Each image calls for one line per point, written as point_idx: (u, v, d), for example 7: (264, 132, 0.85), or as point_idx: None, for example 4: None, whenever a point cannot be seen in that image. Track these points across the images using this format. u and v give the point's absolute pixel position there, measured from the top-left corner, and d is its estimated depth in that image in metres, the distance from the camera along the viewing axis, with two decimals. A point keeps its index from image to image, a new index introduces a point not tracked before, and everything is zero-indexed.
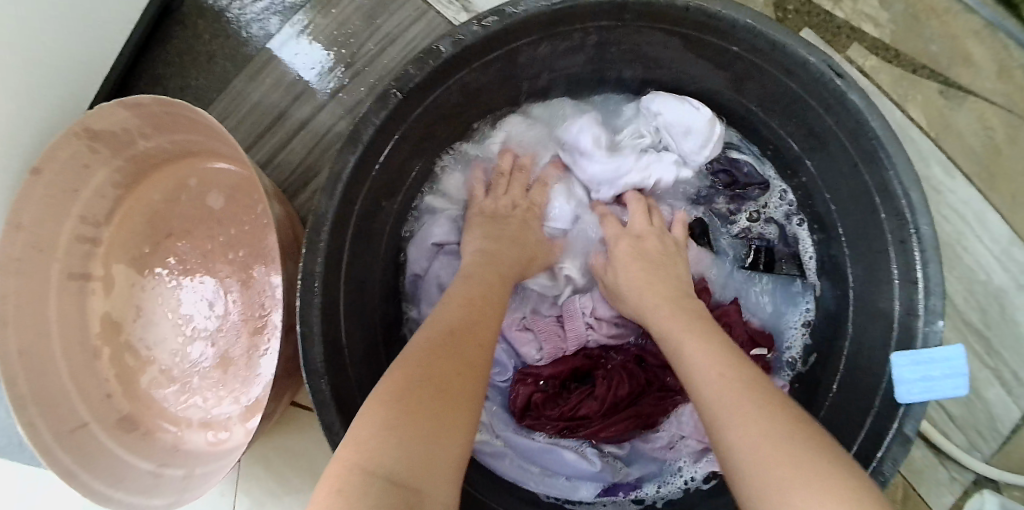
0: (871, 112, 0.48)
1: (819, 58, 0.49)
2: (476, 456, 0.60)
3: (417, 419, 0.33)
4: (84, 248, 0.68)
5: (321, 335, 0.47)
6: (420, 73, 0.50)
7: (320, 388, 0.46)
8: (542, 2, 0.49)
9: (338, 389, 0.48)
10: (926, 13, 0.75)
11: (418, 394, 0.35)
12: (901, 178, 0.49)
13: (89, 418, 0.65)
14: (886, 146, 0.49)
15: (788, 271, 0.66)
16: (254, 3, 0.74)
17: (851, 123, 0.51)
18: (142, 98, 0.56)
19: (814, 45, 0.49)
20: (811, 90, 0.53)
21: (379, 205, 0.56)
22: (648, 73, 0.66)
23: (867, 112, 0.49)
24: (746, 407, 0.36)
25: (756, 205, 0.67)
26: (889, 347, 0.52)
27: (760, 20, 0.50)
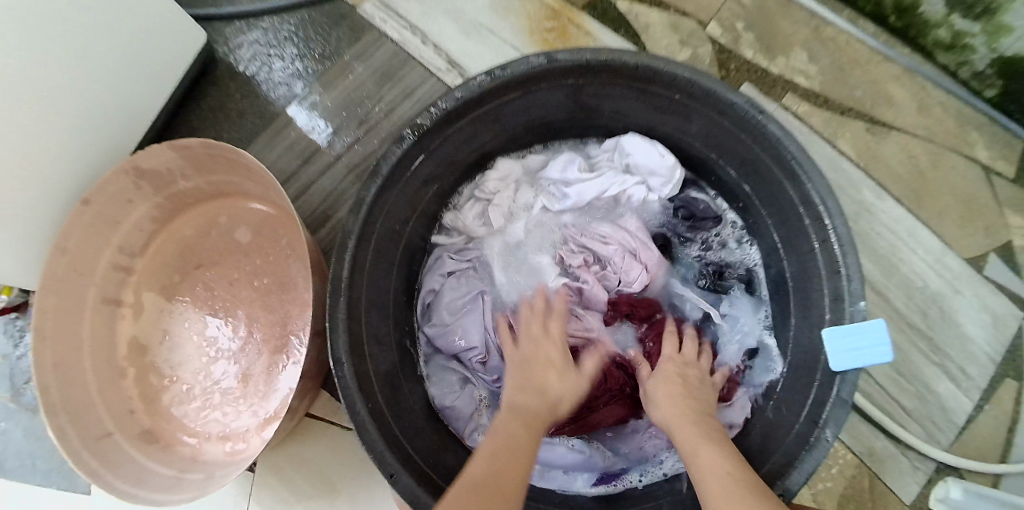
0: (787, 139, 0.59)
1: (743, 99, 0.60)
2: None
3: None
4: (118, 276, 0.75)
5: (342, 331, 0.55)
6: (428, 122, 0.61)
7: (339, 374, 0.53)
8: (523, 65, 0.61)
9: (357, 376, 0.55)
10: (850, 64, 0.87)
11: None
12: (815, 189, 0.58)
13: (113, 429, 0.70)
14: (801, 164, 0.59)
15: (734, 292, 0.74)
16: (282, 69, 0.87)
17: (773, 151, 0.62)
18: (190, 142, 0.67)
19: (739, 90, 0.61)
20: (740, 126, 0.64)
21: (394, 228, 0.66)
22: (609, 122, 0.77)
23: (784, 139, 0.59)
24: None
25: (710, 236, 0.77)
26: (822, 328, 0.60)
27: (697, 73, 0.61)
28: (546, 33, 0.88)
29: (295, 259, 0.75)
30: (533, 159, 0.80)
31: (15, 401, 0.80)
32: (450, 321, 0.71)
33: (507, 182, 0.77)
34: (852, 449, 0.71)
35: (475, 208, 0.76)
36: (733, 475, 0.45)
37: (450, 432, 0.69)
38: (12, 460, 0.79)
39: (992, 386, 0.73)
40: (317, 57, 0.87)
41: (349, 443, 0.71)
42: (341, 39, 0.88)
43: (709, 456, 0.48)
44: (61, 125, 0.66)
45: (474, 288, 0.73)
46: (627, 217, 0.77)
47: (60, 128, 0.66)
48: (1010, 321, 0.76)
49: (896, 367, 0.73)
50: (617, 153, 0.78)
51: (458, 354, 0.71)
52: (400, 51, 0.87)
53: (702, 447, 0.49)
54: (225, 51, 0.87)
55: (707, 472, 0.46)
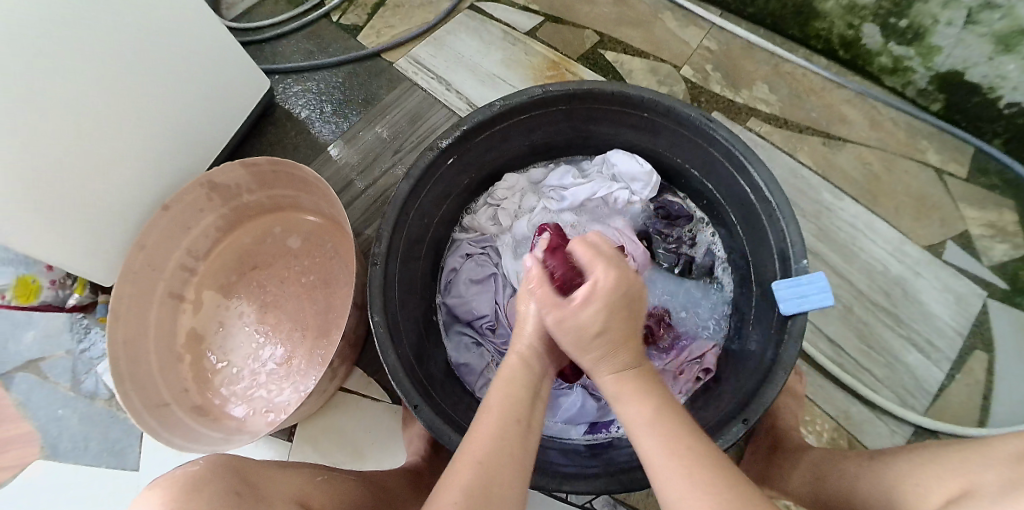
0: (732, 138, 0.72)
1: (696, 112, 0.74)
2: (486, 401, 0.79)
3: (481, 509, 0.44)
4: (184, 275, 0.89)
5: (379, 291, 0.67)
6: (449, 139, 0.75)
7: (376, 325, 0.65)
8: (522, 96, 0.77)
9: (387, 328, 0.66)
10: (806, 92, 1.00)
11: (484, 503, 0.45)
12: (762, 178, 0.70)
13: (169, 400, 0.82)
14: (745, 156, 0.71)
15: (704, 278, 0.86)
16: (330, 112, 1.05)
17: (723, 149, 0.74)
18: (259, 160, 0.84)
19: (693, 105, 0.75)
20: (696, 135, 0.77)
21: (421, 223, 0.79)
22: (597, 144, 0.91)
23: (730, 139, 0.73)
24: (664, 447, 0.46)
25: (684, 232, 0.89)
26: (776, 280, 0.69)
27: (659, 95, 0.75)
28: (547, 80, 1.04)
29: (337, 259, 0.89)
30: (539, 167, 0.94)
31: (74, 390, 0.91)
32: (468, 295, 0.84)
33: (515, 189, 0.91)
34: (830, 414, 0.76)
35: (489, 212, 0.90)
36: (658, 419, 0.47)
37: (463, 387, 0.80)
38: (66, 444, 0.89)
39: (962, 358, 0.78)
40: (360, 102, 1.05)
41: (377, 415, 0.83)
42: (381, 88, 1.06)
43: (635, 408, 0.49)
44: (148, 147, 0.83)
45: (488, 271, 0.86)
46: (614, 217, 0.90)
47: (144, 149, 0.83)
48: (973, 300, 0.82)
49: (863, 339, 0.80)
50: (605, 165, 0.91)
51: (472, 321, 0.84)
52: (429, 96, 1.05)
53: (628, 400, 0.50)
54: (282, 100, 1.06)
55: (634, 418, 0.48)
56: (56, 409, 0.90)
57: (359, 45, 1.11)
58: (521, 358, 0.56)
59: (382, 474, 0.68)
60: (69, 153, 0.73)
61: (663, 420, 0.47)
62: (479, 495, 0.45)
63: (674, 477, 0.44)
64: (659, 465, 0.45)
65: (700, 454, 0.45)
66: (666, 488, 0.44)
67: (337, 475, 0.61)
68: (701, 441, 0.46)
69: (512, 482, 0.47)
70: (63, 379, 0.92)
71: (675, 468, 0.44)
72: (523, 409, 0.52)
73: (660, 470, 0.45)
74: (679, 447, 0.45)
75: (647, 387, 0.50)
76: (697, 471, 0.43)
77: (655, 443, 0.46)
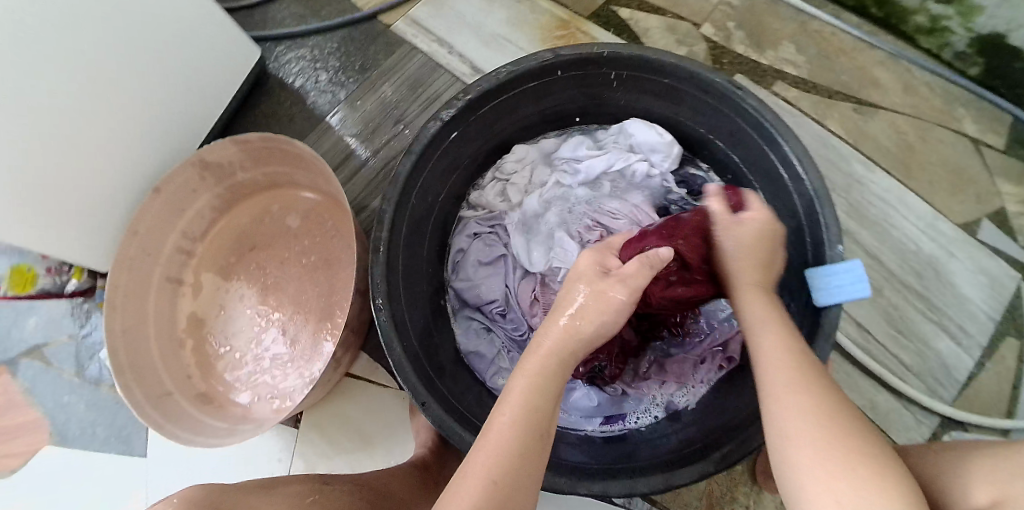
0: (763, 109, 0.66)
1: (723, 79, 0.68)
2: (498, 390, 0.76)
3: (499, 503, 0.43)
4: (181, 258, 0.86)
5: (383, 279, 0.63)
6: (455, 109, 0.69)
7: (380, 317, 0.61)
8: (533, 60, 0.70)
9: (393, 318, 0.63)
10: (836, 53, 0.92)
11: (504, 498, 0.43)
12: (795, 152, 0.65)
13: (173, 389, 0.80)
14: (778, 130, 0.66)
15: None
16: (327, 78, 0.99)
17: (754, 120, 0.69)
18: (250, 136, 0.79)
19: (719, 71, 0.68)
20: (723, 103, 0.71)
21: (425, 201, 0.74)
22: (613, 110, 0.84)
23: (760, 109, 0.67)
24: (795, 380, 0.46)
25: None
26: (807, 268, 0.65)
27: (683, 59, 0.69)
28: (557, 40, 0.97)
29: (337, 239, 0.85)
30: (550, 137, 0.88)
31: (79, 376, 0.89)
32: (477, 277, 0.81)
33: (524, 162, 0.86)
34: (856, 404, 0.75)
35: (497, 188, 0.85)
36: (799, 357, 0.48)
37: (473, 375, 0.78)
38: (75, 429, 0.88)
39: (994, 344, 0.77)
40: (358, 68, 0.99)
41: (384, 401, 0.81)
42: (378, 52, 0.99)
43: (773, 345, 0.50)
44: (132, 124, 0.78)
45: (497, 251, 0.82)
46: (632, 192, 0.84)
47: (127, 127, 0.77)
48: (1006, 282, 0.79)
49: (895, 325, 0.78)
50: (622, 135, 0.85)
51: (481, 306, 0.80)
52: (430, 61, 0.98)
53: (766, 336, 0.50)
54: (276, 67, 1.00)
55: (773, 352, 0.49)
56: (62, 395, 0.89)
57: (353, 6, 1.03)
58: (586, 324, 0.53)
59: (381, 476, 0.67)
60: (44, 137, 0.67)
61: (803, 361, 0.48)
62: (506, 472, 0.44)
63: (806, 407, 0.44)
64: (780, 387, 0.46)
65: (833, 397, 0.45)
66: (784, 420, 0.44)
67: (331, 491, 0.59)
68: (834, 389, 0.46)
69: (528, 476, 0.45)
70: (67, 365, 0.90)
71: (804, 399, 0.44)
72: (548, 406, 0.48)
73: (789, 398, 0.45)
74: (812, 385, 0.45)
75: (789, 332, 0.51)
76: (826, 406, 0.44)
77: (789, 376, 0.46)
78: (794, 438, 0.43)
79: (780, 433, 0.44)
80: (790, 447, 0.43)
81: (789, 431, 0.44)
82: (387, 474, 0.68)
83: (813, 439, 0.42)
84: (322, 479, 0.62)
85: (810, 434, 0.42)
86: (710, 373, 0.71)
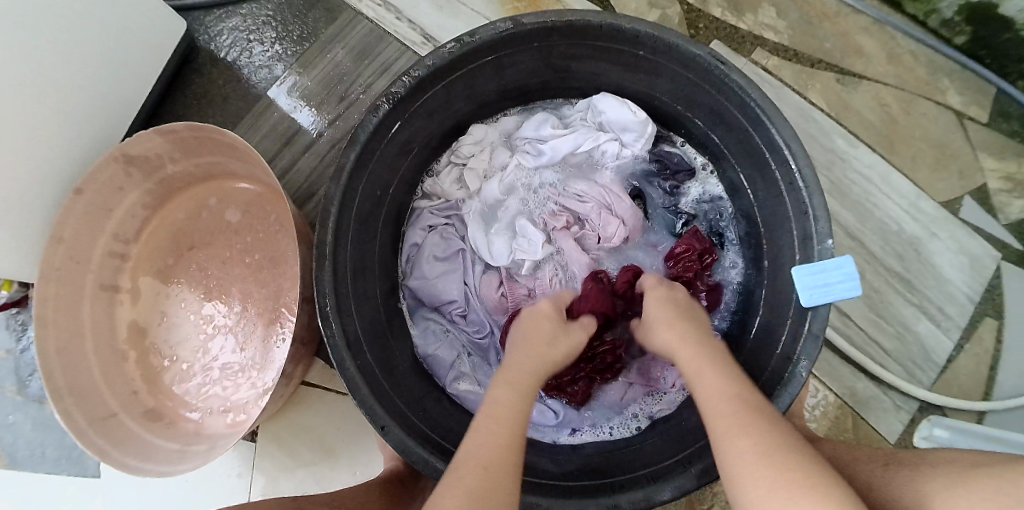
0: (749, 88, 0.59)
1: (705, 52, 0.59)
2: (459, 399, 0.69)
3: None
4: (114, 263, 0.77)
5: (331, 290, 0.55)
6: (401, 90, 0.59)
7: (328, 334, 0.54)
8: (491, 30, 0.60)
9: (346, 335, 0.56)
10: (818, 18, 0.85)
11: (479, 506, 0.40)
12: (781, 135, 0.58)
13: (118, 409, 0.73)
14: (765, 112, 0.59)
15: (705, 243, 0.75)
16: (263, 52, 0.88)
17: (736, 99, 0.61)
18: (176, 126, 0.69)
19: (700, 43, 0.60)
20: (704, 79, 0.63)
21: (375, 193, 0.65)
22: (581, 83, 0.75)
23: (746, 87, 0.59)
24: (730, 409, 0.44)
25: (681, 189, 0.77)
26: (794, 262, 0.61)
27: (662, 30, 0.60)
28: (518, 3, 0.87)
29: (284, 234, 0.77)
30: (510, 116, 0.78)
31: (21, 393, 0.82)
32: (432, 275, 0.73)
33: (483, 144, 0.76)
34: (836, 390, 0.74)
35: (453, 173, 0.76)
36: (739, 397, 0.45)
37: (433, 381, 0.70)
38: (24, 450, 0.80)
39: (972, 325, 0.76)
40: (298, 39, 0.88)
41: (345, 409, 0.76)
42: (319, 20, 0.89)
43: (709, 385, 0.47)
44: (36, 118, 0.67)
45: (455, 246, 0.74)
46: (601, 173, 0.76)
47: (33, 121, 0.67)
48: (987, 263, 0.78)
49: (875, 308, 0.77)
50: (590, 111, 0.76)
51: (440, 306, 0.74)
52: (376, 28, 0.88)
53: (700, 379, 0.48)
54: (205, 40, 0.89)
55: (708, 394, 0.46)
56: (6, 415, 0.81)
57: None
58: (535, 369, 0.52)
59: (353, 493, 0.64)
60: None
61: (741, 401, 0.44)
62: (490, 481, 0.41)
63: (748, 447, 0.40)
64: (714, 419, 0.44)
65: (776, 433, 0.41)
66: (727, 461, 0.41)
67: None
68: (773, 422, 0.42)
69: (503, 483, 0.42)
70: (8, 382, 0.82)
71: (747, 439, 0.41)
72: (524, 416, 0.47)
73: (733, 440, 0.41)
74: (751, 424, 0.42)
75: (726, 371, 0.48)
76: (766, 442, 0.40)
77: (725, 417, 0.43)
78: (738, 481, 0.39)
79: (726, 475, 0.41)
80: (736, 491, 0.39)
81: (732, 474, 0.40)
82: (361, 490, 0.64)
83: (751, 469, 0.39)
84: (296, 505, 0.59)
85: (753, 473, 0.39)
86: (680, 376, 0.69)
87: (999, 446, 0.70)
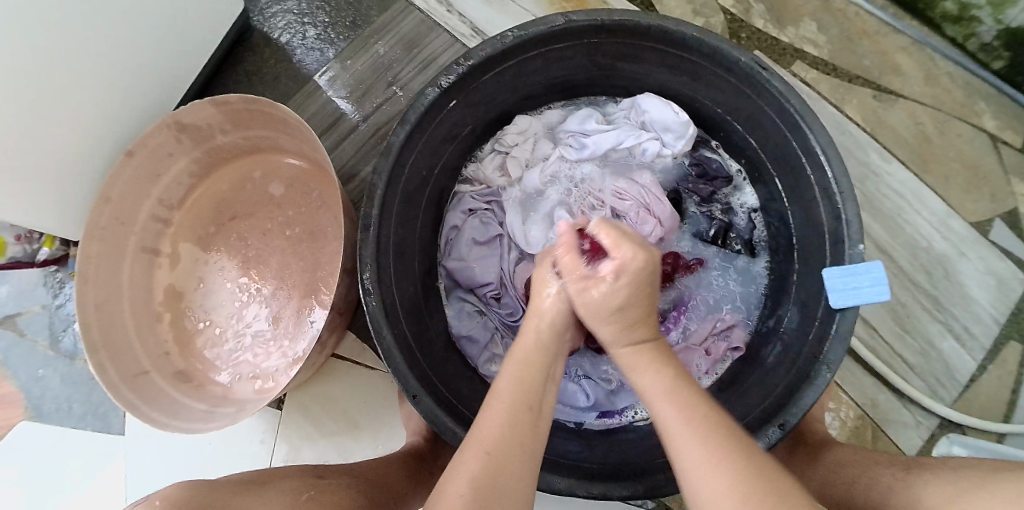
0: (790, 94, 0.60)
1: (749, 57, 0.61)
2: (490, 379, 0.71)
3: (494, 477, 0.40)
4: (157, 227, 0.80)
5: (372, 261, 0.57)
6: (453, 76, 0.61)
7: (368, 302, 0.56)
8: (543, 25, 0.61)
9: (384, 305, 0.58)
10: (859, 35, 0.86)
11: (495, 470, 0.40)
12: (820, 143, 0.59)
13: (150, 368, 0.75)
14: (805, 119, 0.60)
15: (737, 249, 0.75)
16: (314, 35, 0.91)
17: (776, 105, 0.62)
18: (231, 97, 0.72)
19: (744, 48, 0.61)
20: (747, 84, 0.64)
21: (420, 173, 0.67)
22: (623, 82, 0.76)
23: (787, 93, 0.60)
24: (701, 447, 0.39)
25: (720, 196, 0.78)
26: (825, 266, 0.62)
27: (709, 34, 0.61)
28: (565, 4, 0.88)
29: (325, 210, 0.79)
30: (561, 106, 0.80)
31: (53, 349, 0.84)
32: (470, 257, 0.74)
33: (527, 135, 0.78)
34: (856, 401, 0.76)
35: (496, 159, 0.78)
36: (701, 429, 0.40)
37: (464, 360, 0.72)
38: (50, 405, 0.82)
39: (996, 346, 0.77)
40: (348, 25, 0.91)
41: (372, 383, 0.78)
42: (371, 8, 0.91)
43: (672, 414, 0.41)
44: (96, 80, 0.69)
45: (493, 231, 0.76)
46: (640, 172, 0.77)
47: (93, 84, 0.69)
48: (1014, 285, 0.78)
49: (900, 323, 0.78)
50: (634, 110, 0.78)
51: (474, 288, 0.75)
52: (427, 19, 0.90)
53: (663, 404, 0.42)
54: (260, 20, 0.91)
55: (671, 428, 0.41)
56: (36, 368, 0.83)
57: None
58: (538, 335, 0.49)
59: (375, 464, 0.64)
60: (7, 109, 0.60)
61: (708, 432, 0.39)
62: (497, 464, 0.41)
63: (723, 497, 0.36)
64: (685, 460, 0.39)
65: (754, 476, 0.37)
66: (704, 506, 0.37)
67: (329, 487, 0.54)
68: (752, 457, 0.38)
69: (520, 448, 0.42)
70: (41, 337, 0.84)
71: (719, 485, 0.37)
72: (535, 393, 0.46)
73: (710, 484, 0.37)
74: (717, 462, 0.38)
75: (686, 396, 0.42)
76: (746, 488, 0.36)
77: (695, 456, 0.38)
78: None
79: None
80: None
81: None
82: (383, 464, 0.64)
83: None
84: (317, 473, 0.57)
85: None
86: (710, 365, 0.71)
87: (993, 455, 0.71)
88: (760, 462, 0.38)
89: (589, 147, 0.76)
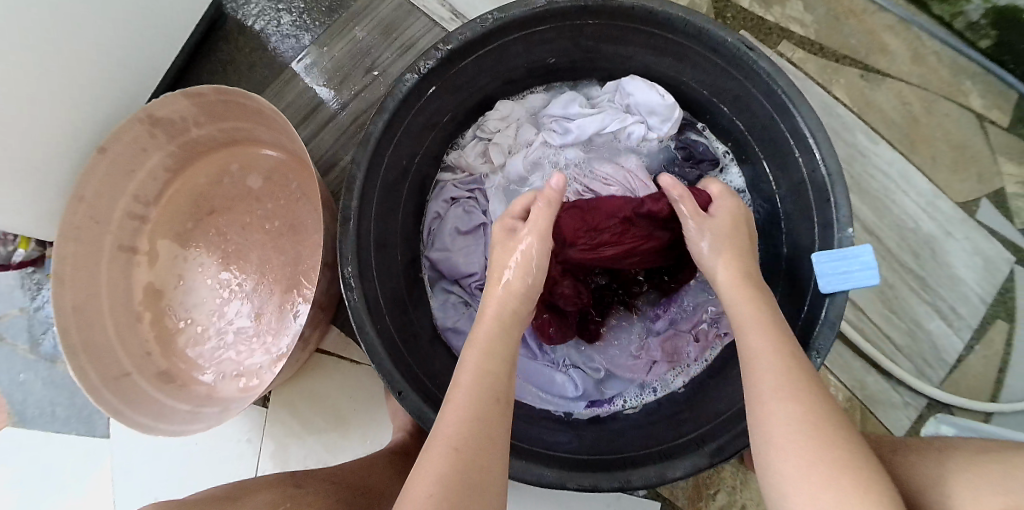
0: (777, 74, 0.59)
1: (735, 38, 0.59)
2: None
3: (462, 472, 0.40)
4: (134, 225, 0.78)
5: (353, 253, 0.56)
6: (431, 62, 0.60)
7: (349, 297, 0.55)
8: (524, 7, 0.60)
9: (366, 299, 0.56)
10: (845, 14, 0.85)
11: (465, 465, 0.40)
12: (808, 125, 0.58)
13: (131, 369, 0.74)
14: (792, 100, 0.58)
15: None
16: (290, 22, 0.88)
17: (763, 86, 0.61)
18: (204, 89, 0.69)
19: (729, 28, 0.60)
20: (733, 65, 0.63)
21: (401, 163, 0.65)
22: (607, 65, 0.75)
23: (773, 74, 0.59)
24: (781, 379, 0.43)
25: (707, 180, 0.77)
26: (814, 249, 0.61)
27: (694, 14, 0.60)
28: None
29: (306, 203, 0.77)
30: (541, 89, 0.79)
31: (33, 352, 0.82)
32: (453, 248, 0.73)
33: (509, 120, 0.76)
34: (845, 384, 0.76)
35: (479, 146, 0.76)
36: (792, 360, 0.44)
37: (451, 352, 0.71)
38: (32, 409, 0.80)
39: (984, 326, 0.77)
40: (325, 11, 0.88)
41: (358, 378, 0.77)
42: None
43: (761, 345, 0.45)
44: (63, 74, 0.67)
45: (477, 220, 0.74)
46: (626, 156, 0.76)
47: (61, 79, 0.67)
48: (1001, 265, 0.78)
49: (889, 305, 0.78)
50: (618, 93, 0.76)
51: (459, 279, 0.74)
52: (406, 3, 0.87)
53: (754, 336, 0.46)
54: (233, 8, 0.88)
55: (761, 351, 0.45)
56: (17, 372, 0.81)
57: None
58: (497, 321, 0.49)
59: (362, 467, 0.63)
60: None
61: (793, 365, 0.44)
62: (463, 461, 0.41)
63: (795, 416, 0.41)
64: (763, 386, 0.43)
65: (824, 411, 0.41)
66: (771, 426, 0.41)
67: (308, 496, 0.53)
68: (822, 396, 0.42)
69: (488, 442, 0.42)
70: (20, 340, 0.82)
71: (794, 406, 0.41)
72: (501, 384, 0.45)
73: (783, 407, 0.41)
74: (798, 388, 0.42)
75: (780, 331, 0.47)
76: (816, 416, 0.40)
77: (777, 378, 0.43)
78: (778, 448, 0.40)
79: (762, 437, 0.42)
80: (773, 450, 0.40)
81: (774, 438, 0.41)
82: (368, 466, 0.64)
83: (798, 445, 0.39)
84: (293, 482, 0.57)
85: (795, 441, 0.40)
86: (699, 353, 0.69)
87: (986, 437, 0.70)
88: (828, 399, 0.42)
89: (571, 131, 0.75)
